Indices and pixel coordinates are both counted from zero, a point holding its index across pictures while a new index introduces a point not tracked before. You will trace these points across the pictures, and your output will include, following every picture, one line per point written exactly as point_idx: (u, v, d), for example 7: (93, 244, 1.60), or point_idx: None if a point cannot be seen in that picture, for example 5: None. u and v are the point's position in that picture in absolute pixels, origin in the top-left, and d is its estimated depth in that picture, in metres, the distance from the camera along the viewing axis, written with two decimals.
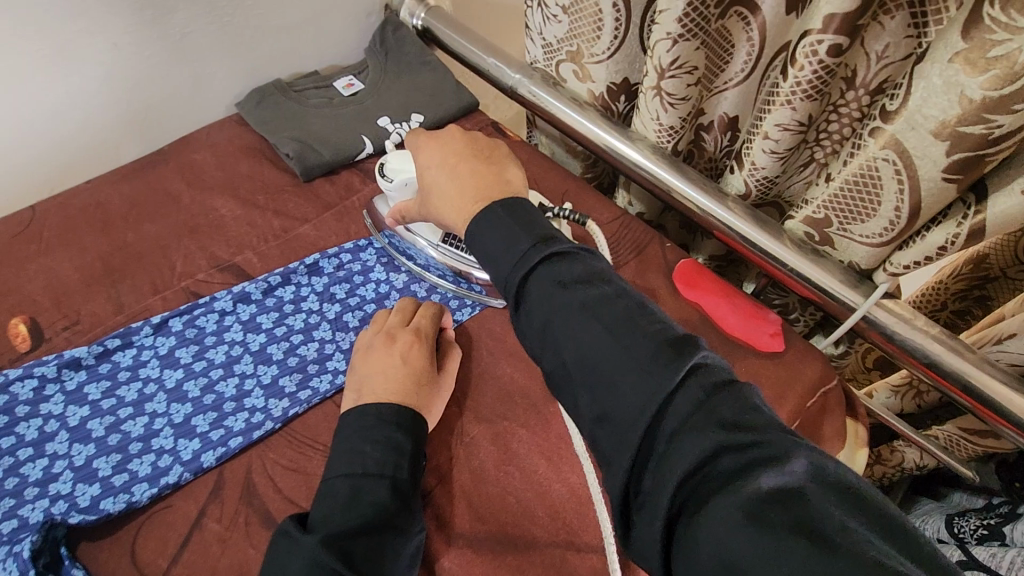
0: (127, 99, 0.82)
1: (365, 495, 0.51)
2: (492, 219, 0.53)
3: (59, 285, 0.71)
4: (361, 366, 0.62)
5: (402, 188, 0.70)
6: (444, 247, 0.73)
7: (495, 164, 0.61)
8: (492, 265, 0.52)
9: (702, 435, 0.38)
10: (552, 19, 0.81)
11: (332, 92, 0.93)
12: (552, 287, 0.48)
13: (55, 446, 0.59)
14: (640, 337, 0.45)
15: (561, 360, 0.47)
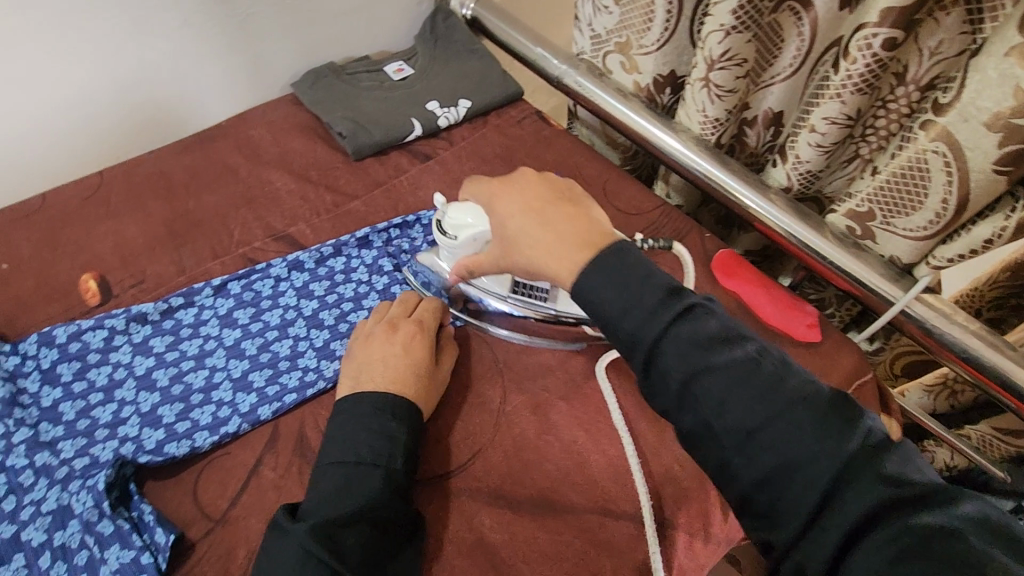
0: (193, 74, 0.86)
1: (357, 484, 0.52)
2: (610, 269, 0.51)
3: (126, 247, 0.75)
4: (361, 354, 0.62)
5: (469, 244, 0.66)
6: (514, 297, 0.69)
7: (578, 205, 0.61)
8: (612, 320, 0.50)
9: (870, 487, 0.41)
10: (603, 10, 0.84)
11: (383, 76, 0.96)
12: (691, 348, 0.47)
13: (123, 393, 0.63)
14: (787, 399, 0.45)
15: (701, 421, 0.47)
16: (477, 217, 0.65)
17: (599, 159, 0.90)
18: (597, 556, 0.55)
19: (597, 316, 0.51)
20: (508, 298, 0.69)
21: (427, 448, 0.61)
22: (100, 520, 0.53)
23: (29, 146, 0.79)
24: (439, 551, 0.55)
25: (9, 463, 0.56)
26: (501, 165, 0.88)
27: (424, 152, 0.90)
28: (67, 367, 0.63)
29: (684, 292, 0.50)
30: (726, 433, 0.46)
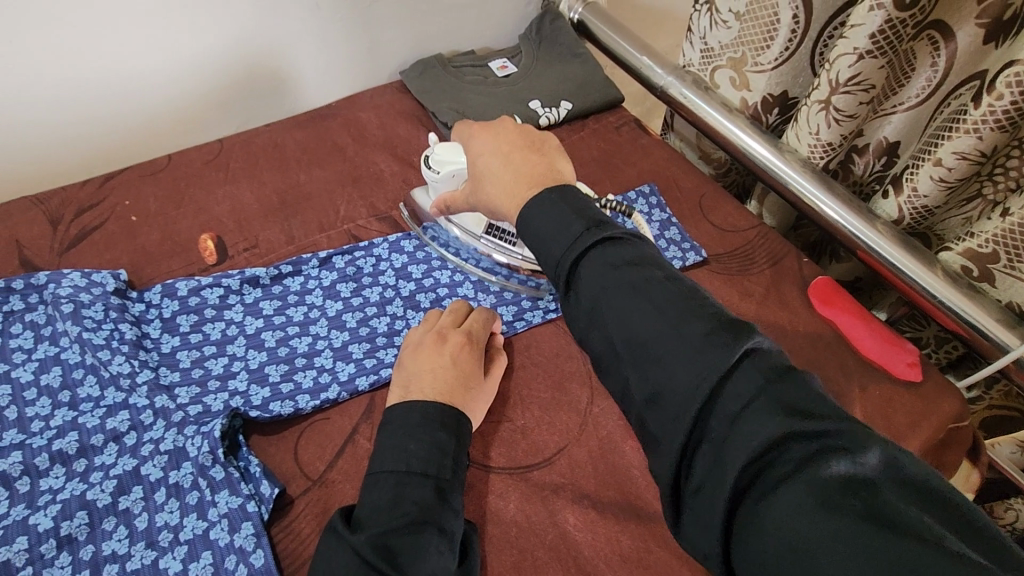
0: (313, 55, 0.90)
1: (408, 494, 0.49)
2: (547, 203, 0.50)
3: (241, 212, 0.79)
4: (410, 363, 0.61)
5: (448, 178, 0.70)
6: (488, 238, 0.76)
7: (545, 153, 0.58)
8: (542, 246, 0.49)
9: (768, 423, 0.37)
10: (721, 24, 0.83)
11: (487, 72, 0.98)
12: (604, 269, 0.46)
13: (234, 348, 0.66)
14: (682, 316, 0.43)
15: (607, 341, 0.46)
16: (458, 154, 0.69)
17: (697, 173, 0.89)
18: (680, 569, 0.55)
19: (529, 243, 0.51)
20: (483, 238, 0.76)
21: (517, 439, 0.62)
22: (212, 465, 0.56)
23: (162, 108, 0.84)
24: (522, 540, 0.56)
25: (132, 400, 0.60)
26: (598, 169, 0.89)
27: None
28: (185, 319, 0.68)
29: (609, 224, 0.49)
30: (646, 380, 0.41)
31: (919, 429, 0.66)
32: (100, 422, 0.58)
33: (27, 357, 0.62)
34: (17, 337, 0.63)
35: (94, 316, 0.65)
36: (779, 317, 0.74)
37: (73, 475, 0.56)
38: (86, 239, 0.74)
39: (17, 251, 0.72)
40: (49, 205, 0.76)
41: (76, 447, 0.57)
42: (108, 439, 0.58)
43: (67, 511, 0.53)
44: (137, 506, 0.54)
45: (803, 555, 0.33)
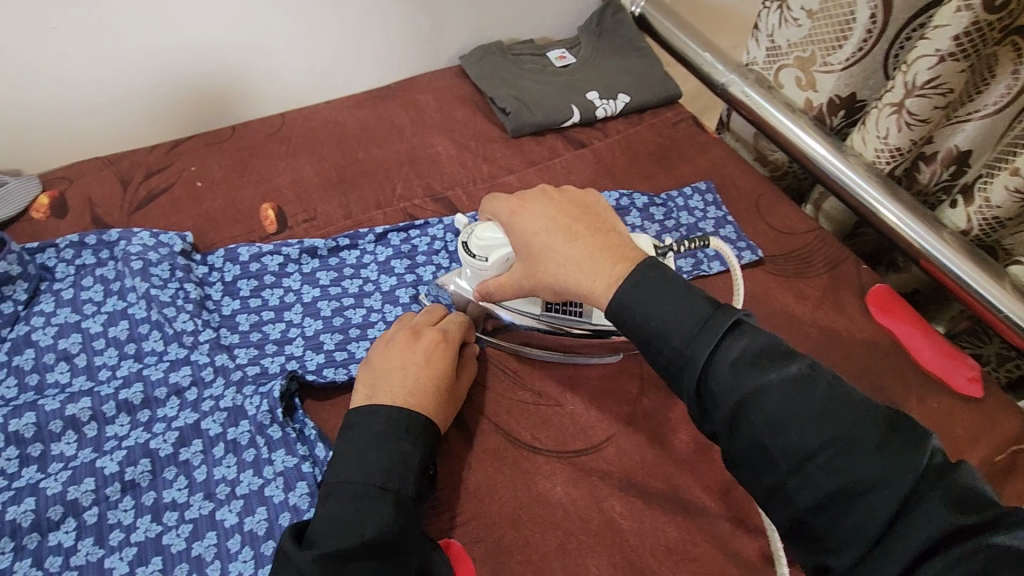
0: (377, 37, 0.90)
1: (365, 513, 0.47)
2: (654, 291, 0.48)
3: (302, 184, 0.81)
4: (379, 360, 0.58)
5: (497, 266, 0.60)
6: (548, 316, 0.64)
7: (604, 219, 0.56)
8: (658, 338, 0.47)
9: (929, 508, 0.37)
10: (792, 22, 0.82)
11: (546, 61, 0.98)
12: (745, 365, 0.44)
13: (291, 315, 0.67)
14: (841, 416, 0.41)
15: (755, 443, 0.43)
16: (500, 234, 0.60)
17: (754, 173, 0.88)
18: (726, 564, 0.55)
19: (640, 335, 0.48)
20: (540, 317, 0.64)
21: (565, 424, 0.62)
22: (270, 425, 0.58)
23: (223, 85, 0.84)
24: (568, 522, 0.56)
25: (194, 357, 0.62)
26: (654, 164, 0.88)
27: (579, 139, 0.91)
28: (245, 284, 0.69)
29: (726, 307, 0.46)
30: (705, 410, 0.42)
31: (976, 445, 0.65)
32: (163, 375, 0.60)
33: (97, 309, 0.64)
34: (87, 289, 0.65)
35: (161, 274, 0.67)
36: (836, 322, 0.73)
37: (138, 425, 0.57)
38: (154, 202, 0.76)
39: (88, 208, 0.74)
40: (120, 166, 0.79)
41: (141, 397, 0.59)
42: (171, 392, 0.59)
43: (131, 458, 0.55)
44: (197, 458, 0.56)
45: None
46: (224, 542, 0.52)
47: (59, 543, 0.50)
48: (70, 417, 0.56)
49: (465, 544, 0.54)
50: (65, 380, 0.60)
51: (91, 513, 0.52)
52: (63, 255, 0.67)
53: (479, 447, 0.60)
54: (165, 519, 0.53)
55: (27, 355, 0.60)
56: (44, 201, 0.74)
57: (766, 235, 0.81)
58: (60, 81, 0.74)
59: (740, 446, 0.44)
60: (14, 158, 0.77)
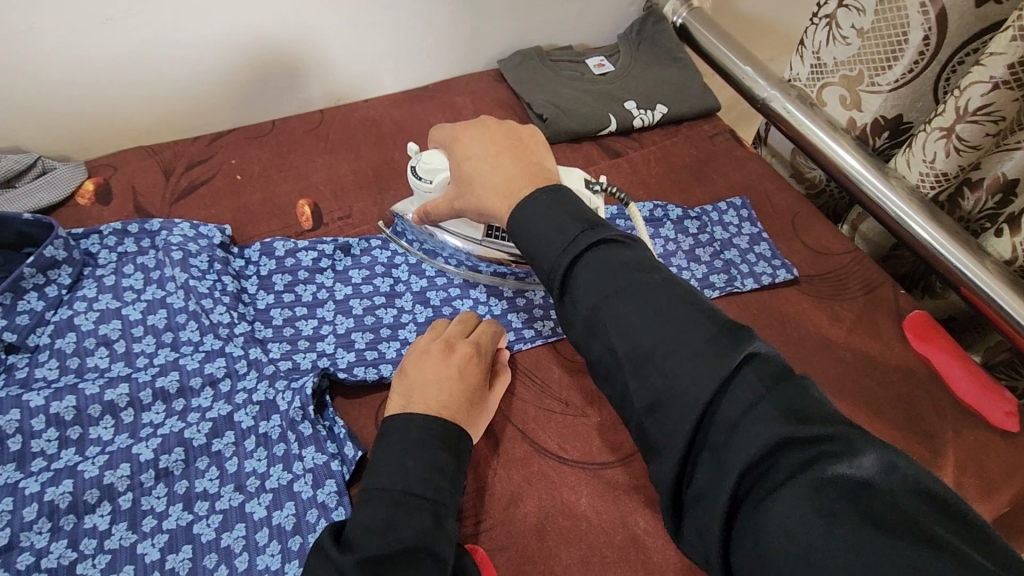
0: (418, 39, 0.91)
1: (404, 520, 0.46)
2: (536, 207, 0.53)
3: (338, 181, 0.82)
4: (413, 369, 0.58)
5: (440, 187, 0.66)
6: (489, 241, 0.70)
7: (529, 152, 0.60)
8: (535, 252, 0.51)
9: (764, 427, 0.37)
10: (840, 40, 0.81)
11: (584, 68, 0.97)
12: (603, 272, 0.47)
13: (324, 312, 0.68)
14: (678, 316, 0.44)
15: (608, 347, 0.46)
16: (444, 161, 0.66)
17: (791, 190, 0.87)
18: None
19: (526, 250, 0.53)
20: (483, 242, 0.71)
21: (592, 435, 0.62)
22: (302, 421, 0.58)
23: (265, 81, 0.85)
24: (591, 535, 0.56)
25: (229, 349, 0.63)
26: (690, 177, 0.87)
27: (614, 148, 0.91)
28: (280, 278, 0.70)
29: (601, 227, 0.50)
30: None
31: (1013, 479, 0.63)
32: (198, 365, 0.61)
33: (137, 297, 0.65)
34: (128, 277, 0.66)
35: (199, 265, 0.68)
36: (871, 347, 0.71)
37: (172, 413, 0.58)
38: (195, 192, 0.78)
39: (132, 197, 0.76)
40: (163, 156, 0.81)
41: (176, 386, 0.60)
42: (205, 382, 0.60)
43: (165, 445, 0.56)
44: (228, 450, 0.57)
45: (798, 560, 0.33)
46: (252, 535, 0.52)
47: (94, 527, 0.51)
48: (108, 402, 0.57)
49: (489, 552, 0.54)
50: (104, 365, 0.61)
51: (126, 498, 0.53)
52: (106, 242, 0.69)
53: (505, 455, 0.60)
54: (196, 508, 0.53)
55: (69, 338, 0.62)
56: (90, 187, 0.76)
57: (801, 254, 0.80)
58: (111, 73, 0.75)
59: (596, 350, 0.47)
60: (62, 144, 0.79)
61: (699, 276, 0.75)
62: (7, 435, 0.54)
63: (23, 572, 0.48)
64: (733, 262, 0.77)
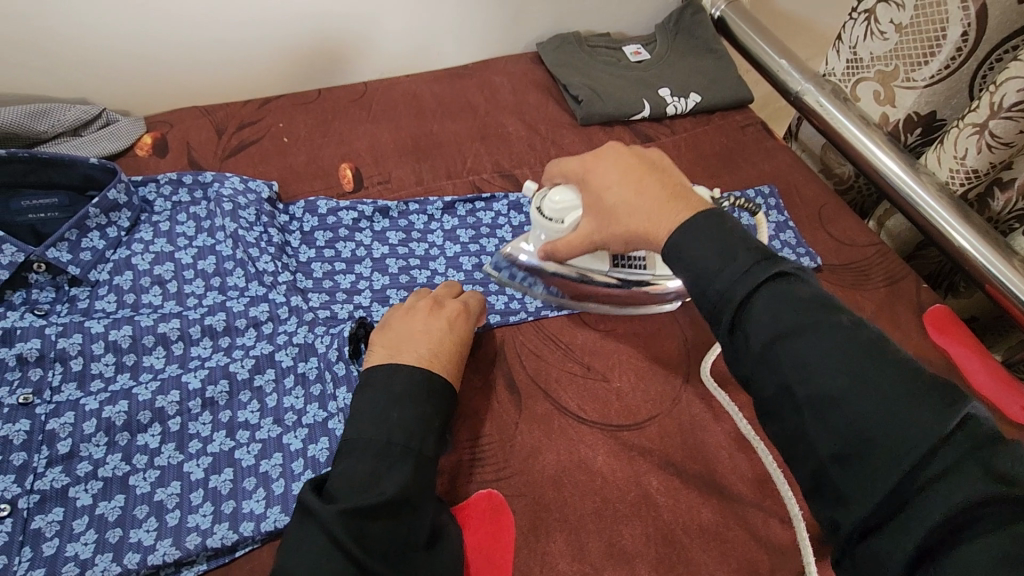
0: (461, 17, 0.93)
1: (387, 475, 0.49)
2: (703, 230, 0.49)
3: (378, 149, 0.85)
4: (401, 322, 0.60)
5: (573, 227, 0.62)
6: (614, 271, 0.68)
7: (672, 176, 0.58)
8: (703, 276, 0.47)
9: (963, 485, 0.36)
10: (878, 36, 0.82)
11: (621, 55, 0.99)
12: (786, 309, 0.44)
13: (361, 269, 0.72)
14: (867, 363, 0.41)
15: (783, 387, 0.43)
16: (576, 196, 0.62)
17: (820, 182, 0.88)
18: (755, 548, 0.56)
19: (688, 273, 0.49)
20: (607, 273, 0.69)
21: (611, 399, 0.64)
22: (335, 364, 0.61)
23: (314, 51, 0.89)
24: (605, 490, 0.58)
25: (272, 296, 0.67)
26: (719, 164, 0.89)
27: (646, 133, 0.92)
28: (322, 235, 0.74)
29: (779, 258, 0.47)
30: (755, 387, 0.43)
31: None
32: (243, 308, 0.65)
33: (189, 243, 0.69)
34: (181, 224, 0.71)
35: (247, 218, 0.72)
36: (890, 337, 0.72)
37: (219, 349, 0.63)
38: (244, 151, 0.82)
39: (186, 151, 0.80)
40: (215, 117, 0.85)
41: (223, 325, 0.64)
42: (249, 324, 0.64)
43: (212, 376, 0.60)
44: (269, 386, 0.60)
45: None
46: (289, 463, 0.56)
47: (146, 444, 0.55)
48: (161, 334, 0.62)
49: (507, 497, 0.57)
50: (157, 302, 0.65)
51: (175, 422, 0.57)
52: (162, 191, 0.73)
53: (527, 411, 0.62)
54: (238, 436, 0.57)
55: (126, 276, 0.66)
56: (148, 141, 0.81)
57: (826, 244, 0.81)
58: (170, 34, 0.79)
59: (767, 393, 0.44)
60: (123, 100, 0.84)
61: None
62: (70, 356, 0.58)
63: (82, 478, 0.52)
64: None
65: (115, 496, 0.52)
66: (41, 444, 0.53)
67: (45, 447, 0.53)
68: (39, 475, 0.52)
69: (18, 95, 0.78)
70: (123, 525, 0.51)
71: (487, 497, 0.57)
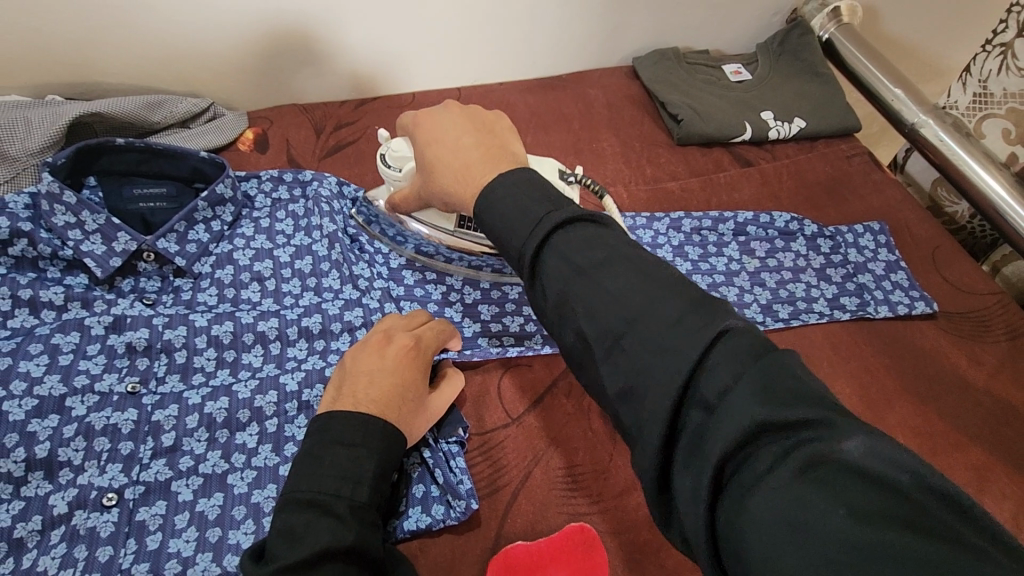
0: (560, 28, 0.91)
1: (314, 526, 0.43)
2: (503, 188, 0.46)
3: None
4: (350, 361, 0.55)
5: (409, 176, 0.63)
6: (459, 230, 0.67)
7: (497, 136, 0.55)
8: (500, 236, 0.45)
9: (739, 411, 0.31)
10: (1014, 71, 0.79)
11: (721, 74, 0.95)
12: (571, 256, 0.41)
13: (452, 280, 0.71)
14: (644, 289, 0.39)
15: (579, 335, 0.40)
16: (410, 146, 0.64)
17: (932, 222, 0.83)
18: None
19: (489, 234, 0.46)
20: (454, 233, 0.67)
21: None
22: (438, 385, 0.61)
23: (412, 54, 0.88)
24: None
25: (366, 301, 0.66)
26: (822, 195, 0.84)
27: (745, 157, 0.89)
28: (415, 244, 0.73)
29: (568, 206, 0.44)
30: (604, 351, 0.39)
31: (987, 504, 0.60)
32: (339, 312, 0.65)
33: (287, 242, 0.70)
34: (280, 222, 0.71)
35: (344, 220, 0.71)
36: (1011, 396, 0.67)
37: (314, 352, 0.62)
38: (341, 151, 0.82)
39: (286, 149, 0.81)
40: (314, 116, 0.86)
41: (319, 327, 0.64)
42: (344, 329, 0.64)
43: (309, 380, 0.59)
44: None
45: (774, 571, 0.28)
46: None
47: (244, 444, 0.55)
48: (260, 333, 0.62)
49: (600, 532, 0.55)
50: (256, 299, 0.65)
51: (271, 423, 0.57)
52: (263, 187, 0.73)
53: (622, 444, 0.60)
54: None
55: (227, 270, 0.67)
56: (250, 136, 0.82)
57: (941, 289, 0.76)
58: (279, 32, 0.80)
59: (567, 340, 0.41)
60: (229, 94, 0.85)
61: (830, 296, 0.73)
62: (174, 348, 0.59)
63: (184, 472, 0.53)
64: (867, 286, 0.74)
65: (214, 494, 0.52)
66: (147, 435, 0.54)
67: (151, 438, 0.54)
68: (144, 467, 0.53)
69: (134, 86, 0.80)
70: (222, 525, 0.51)
71: (579, 531, 0.54)
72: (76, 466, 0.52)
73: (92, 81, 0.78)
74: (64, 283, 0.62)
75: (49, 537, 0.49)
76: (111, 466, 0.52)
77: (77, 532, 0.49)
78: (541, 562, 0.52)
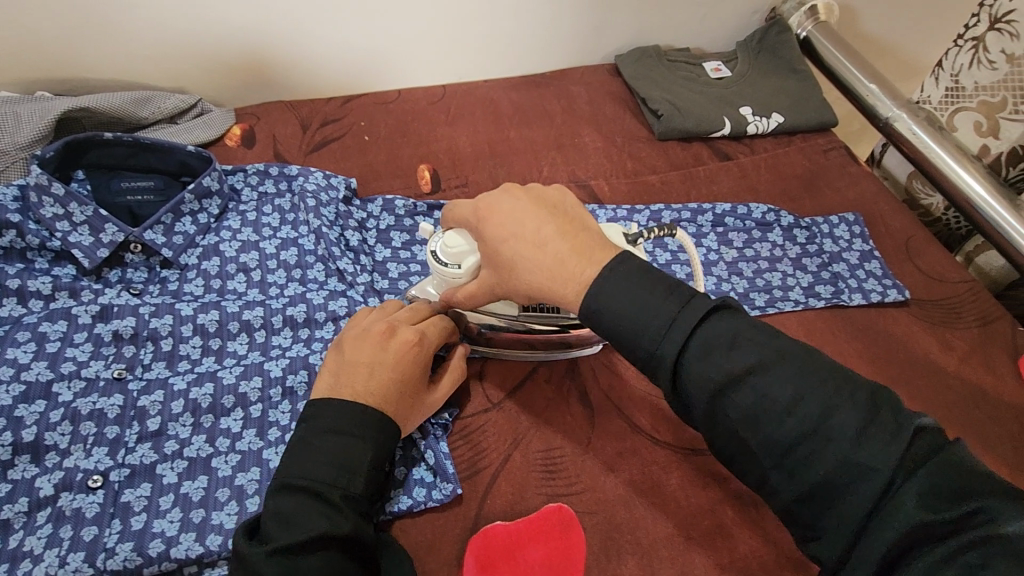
0: (543, 26, 0.93)
1: (310, 512, 0.45)
2: (618, 283, 0.45)
3: (456, 151, 0.86)
4: (348, 349, 0.54)
5: (472, 272, 0.56)
6: (526, 317, 0.61)
7: (578, 224, 0.50)
8: (626, 334, 0.44)
9: (904, 508, 0.36)
10: (985, 64, 0.81)
11: (701, 71, 0.97)
12: (717, 359, 0.41)
13: None
14: (796, 388, 0.40)
15: (735, 436, 0.42)
16: (468, 239, 0.56)
17: (906, 213, 0.85)
18: None
19: (610, 333, 0.45)
20: (518, 319, 0.62)
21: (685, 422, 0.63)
22: None
23: (397, 52, 0.90)
24: (681, 515, 0.57)
25: (351, 292, 0.67)
26: (799, 187, 0.86)
27: (724, 152, 0.91)
28: (399, 235, 0.74)
29: (698, 299, 0.43)
30: (762, 445, 0.40)
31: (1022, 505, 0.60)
32: (323, 301, 0.66)
33: (273, 234, 0.71)
34: (267, 215, 0.72)
35: (330, 212, 0.73)
36: (982, 380, 0.69)
37: (299, 340, 0.64)
38: (327, 147, 0.84)
39: (273, 144, 0.83)
40: (301, 112, 0.87)
41: (303, 316, 0.65)
42: (328, 318, 0.65)
43: (293, 366, 0.60)
44: None
45: None
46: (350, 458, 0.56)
47: (228, 428, 0.56)
48: (245, 321, 0.63)
49: (577, 512, 0.56)
50: (242, 289, 0.67)
51: (256, 408, 0.58)
52: (249, 180, 0.75)
53: (601, 428, 0.61)
54: None
55: (213, 261, 0.68)
56: (237, 132, 0.83)
57: (912, 277, 0.78)
58: (265, 30, 0.81)
59: (720, 437, 0.42)
60: (217, 91, 0.86)
61: (805, 285, 0.75)
62: (160, 336, 0.60)
63: (168, 456, 0.54)
64: (841, 276, 0.76)
65: (198, 477, 0.53)
66: (133, 420, 0.55)
67: (136, 423, 0.55)
68: (130, 450, 0.54)
69: (122, 83, 0.81)
70: (206, 506, 0.52)
71: (557, 511, 0.55)
72: (62, 449, 0.53)
73: (80, 78, 0.80)
74: (52, 273, 0.63)
75: (35, 518, 0.50)
76: (97, 450, 0.53)
77: (63, 513, 0.50)
78: (520, 542, 0.54)
